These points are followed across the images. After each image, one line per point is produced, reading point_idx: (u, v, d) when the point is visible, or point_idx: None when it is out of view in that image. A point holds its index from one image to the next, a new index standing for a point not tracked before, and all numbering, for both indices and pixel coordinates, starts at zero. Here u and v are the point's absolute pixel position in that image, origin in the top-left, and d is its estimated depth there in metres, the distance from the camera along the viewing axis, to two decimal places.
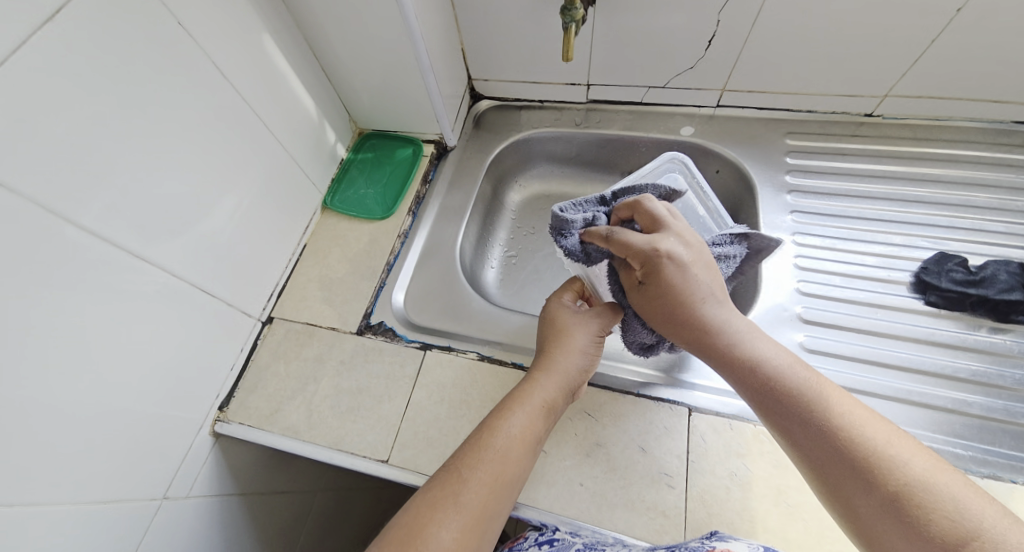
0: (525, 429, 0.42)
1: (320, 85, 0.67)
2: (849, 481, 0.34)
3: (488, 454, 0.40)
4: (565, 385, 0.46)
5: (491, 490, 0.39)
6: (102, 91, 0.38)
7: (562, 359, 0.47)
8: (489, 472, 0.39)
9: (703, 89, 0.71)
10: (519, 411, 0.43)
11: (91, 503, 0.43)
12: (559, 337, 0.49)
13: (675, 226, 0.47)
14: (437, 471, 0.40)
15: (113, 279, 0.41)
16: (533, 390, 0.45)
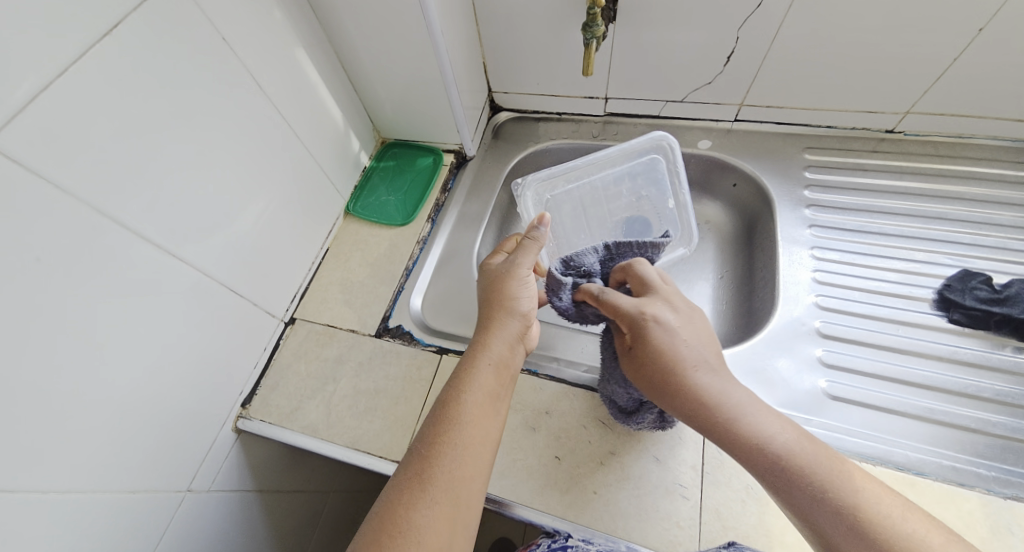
0: (480, 392, 0.44)
1: (347, 95, 0.69)
2: (861, 542, 0.33)
3: (453, 424, 0.42)
4: (511, 341, 0.49)
5: (460, 456, 0.41)
6: (149, 99, 0.41)
7: (505, 322, 0.49)
8: (455, 443, 0.41)
9: (721, 104, 0.72)
10: (472, 378, 0.45)
11: (120, 491, 0.44)
12: (496, 299, 0.50)
13: (663, 289, 0.49)
14: (409, 456, 0.42)
15: (150, 276, 0.44)
16: (483, 355, 0.47)
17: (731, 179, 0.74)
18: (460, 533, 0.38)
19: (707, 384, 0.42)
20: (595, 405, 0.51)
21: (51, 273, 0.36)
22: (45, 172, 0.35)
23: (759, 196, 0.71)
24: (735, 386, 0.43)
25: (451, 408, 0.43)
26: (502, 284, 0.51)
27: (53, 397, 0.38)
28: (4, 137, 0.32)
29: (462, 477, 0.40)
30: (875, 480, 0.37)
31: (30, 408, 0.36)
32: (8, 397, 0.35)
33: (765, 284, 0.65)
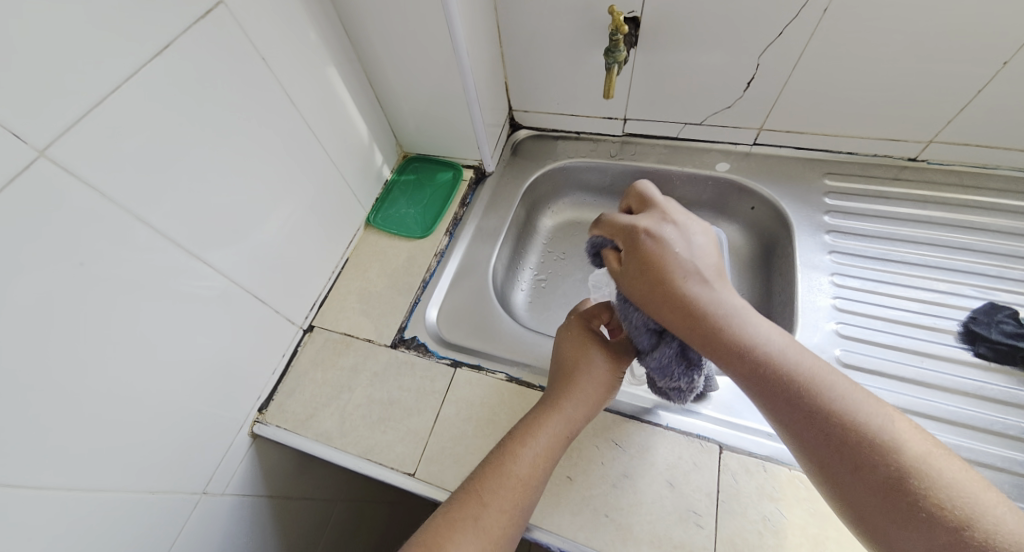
0: (543, 453, 0.44)
1: (373, 111, 0.71)
2: (838, 438, 0.36)
3: (507, 479, 0.42)
4: (586, 412, 0.47)
5: (507, 513, 0.41)
6: (193, 117, 0.43)
7: (588, 385, 0.48)
8: (505, 501, 0.42)
9: (740, 128, 0.72)
10: (540, 436, 0.45)
11: (139, 492, 0.46)
12: (587, 363, 0.49)
13: (664, 206, 0.52)
14: (455, 491, 0.43)
15: (180, 282, 0.45)
16: (555, 416, 0.46)
17: (749, 202, 0.73)
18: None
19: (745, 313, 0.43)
20: (609, 426, 0.51)
21: (91, 278, 0.38)
22: (95, 183, 0.37)
23: (777, 219, 0.70)
24: (726, 291, 0.45)
25: (512, 461, 0.43)
26: (592, 355, 0.50)
27: (86, 397, 0.39)
28: (57, 151, 0.34)
29: (503, 531, 0.41)
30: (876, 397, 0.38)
31: (65, 405, 0.38)
32: (44, 396, 0.37)
33: (786, 308, 0.64)
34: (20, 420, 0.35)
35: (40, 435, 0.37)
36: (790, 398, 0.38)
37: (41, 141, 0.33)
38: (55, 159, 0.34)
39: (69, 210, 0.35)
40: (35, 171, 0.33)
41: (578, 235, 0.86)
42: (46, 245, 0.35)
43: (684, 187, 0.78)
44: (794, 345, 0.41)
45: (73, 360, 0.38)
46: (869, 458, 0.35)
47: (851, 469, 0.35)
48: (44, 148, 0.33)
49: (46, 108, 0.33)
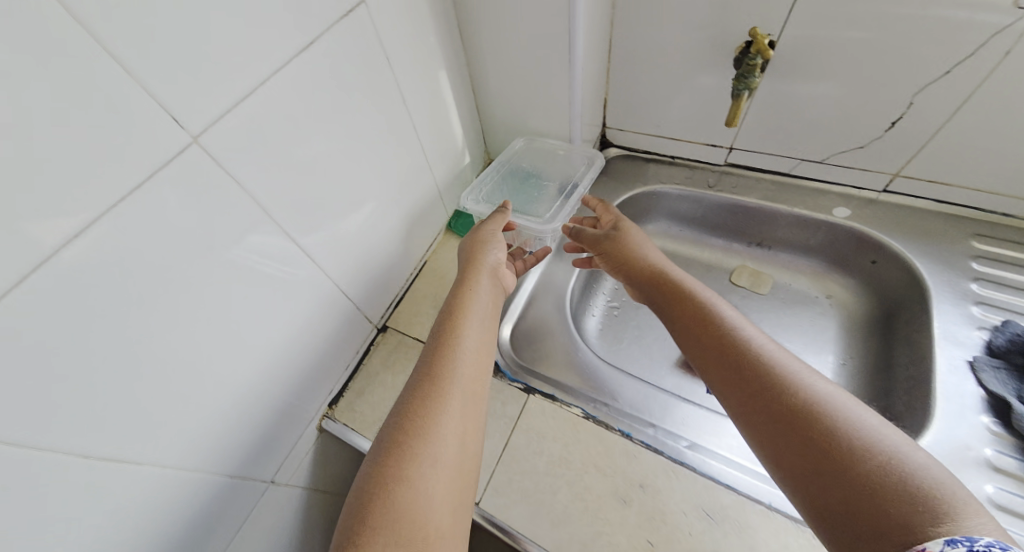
0: (471, 343, 0.49)
1: (470, 115, 0.71)
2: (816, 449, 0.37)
3: (446, 373, 0.45)
4: (489, 292, 0.56)
5: (461, 410, 0.44)
6: (322, 113, 0.44)
7: (474, 275, 0.56)
8: (447, 396, 0.44)
9: (870, 171, 0.66)
10: (448, 365, 0.46)
11: (224, 478, 0.46)
12: (473, 257, 0.58)
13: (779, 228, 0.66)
14: (394, 411, 0.43)
15: (288, 276, 0.46)
16: (466, 308, 0.52)
17: (871, 255, 0.68)
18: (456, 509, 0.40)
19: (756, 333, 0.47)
20: (699, 492, 0.49)
21: (222, 267, 0.39)
22: (234, 171, 0.37)
23: (906, 278, 0.64)
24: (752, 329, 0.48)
25: (444, 358, 0.47)
26: (477, 251, 0.59)
27: (205, 379, 0.40)
28: (207, 135, 0.35)
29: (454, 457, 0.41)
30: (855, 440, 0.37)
31: (182, 387, 0.39)
32: (166, 375, 0.37)
33: (915, 386, 0.58)
34: (143, 397, 0.36)
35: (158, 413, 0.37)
36: (772, 420, 0.40)
37: (195, 126, 0.34)
38: (204, 145, 0.35)
39: (213, 197, 0.36)
40: (187, 156, 0.34)
41: None
42: (187, 230, 0.35)
43: (791, 228, 0.73)
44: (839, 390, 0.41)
45: (196, 345, 0.39)
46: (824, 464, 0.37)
47: (806, 468, 0.37)
48: (197, 134, 0.34)
49: (207, 96, 0.34)
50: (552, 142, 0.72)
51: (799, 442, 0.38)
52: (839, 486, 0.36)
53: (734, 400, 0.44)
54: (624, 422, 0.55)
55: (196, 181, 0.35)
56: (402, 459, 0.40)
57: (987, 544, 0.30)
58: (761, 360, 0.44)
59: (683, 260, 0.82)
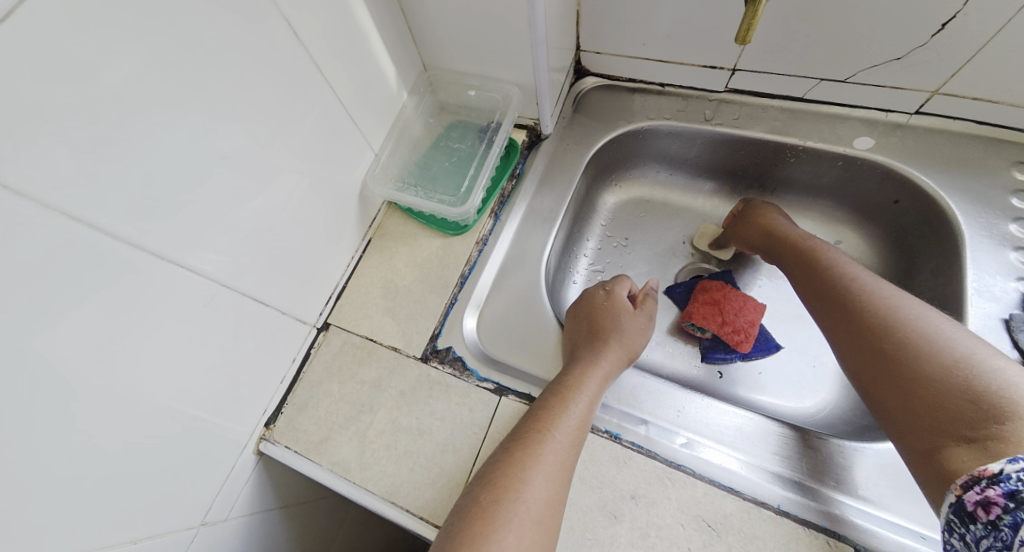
0: (589, 404, 0.43)
1: (403, 48, 0.55)
2: (916, 371, 0.38)
3: (557, 436, 0.39)
4: (620, 352, 0.50)
5: (556, 471, 0.38)
6: (142, 61, 0.30)
7: (615, 333, 0.51)
8: (547, 459, 0.38)
9: (901, 89, 0.54)
10: (576, 395, 0.43)
11: (121, 543, 0.37)
12: (604, 316, 0.52)
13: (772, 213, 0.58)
14: (475, 489, 0.37)
15: (146, 290, 0.34)
16: (592, 366, 0.46)
17: (892, 195, 0.58)
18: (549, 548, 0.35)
19: (892, 286, 0.45)
20: (699, 498, 0.41)
21: (4, 308, 0.27)
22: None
23: (932, 221, 0.55)
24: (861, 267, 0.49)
25: (550, 421, 0.40)
26: (602, 313, 0.53)
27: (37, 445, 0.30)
28: None
29: (556, 484, 0.37)
30: (926, 348, 0.38)
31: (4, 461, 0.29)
32: None
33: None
34: None
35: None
36: (878, 352, 0.41)
37: None
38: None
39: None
40: None
41: (646, 218, 0.71)
42: None
43: (801, 164, 0.62)
44: (890, 301, 0.43)
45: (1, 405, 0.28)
46: (940, 392, 0.36)
47: (915, 397, 0.37)
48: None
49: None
50: (492, 94, 0.60)
51: (910, 387, 0.37)
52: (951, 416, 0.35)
53: (845, 340, 0.44)
54: (613, 421, 0.46)
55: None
56: (495, 494, 0.36)
57: None
58: (862, 291, 0.45)
59: (674, 211, 0.71)
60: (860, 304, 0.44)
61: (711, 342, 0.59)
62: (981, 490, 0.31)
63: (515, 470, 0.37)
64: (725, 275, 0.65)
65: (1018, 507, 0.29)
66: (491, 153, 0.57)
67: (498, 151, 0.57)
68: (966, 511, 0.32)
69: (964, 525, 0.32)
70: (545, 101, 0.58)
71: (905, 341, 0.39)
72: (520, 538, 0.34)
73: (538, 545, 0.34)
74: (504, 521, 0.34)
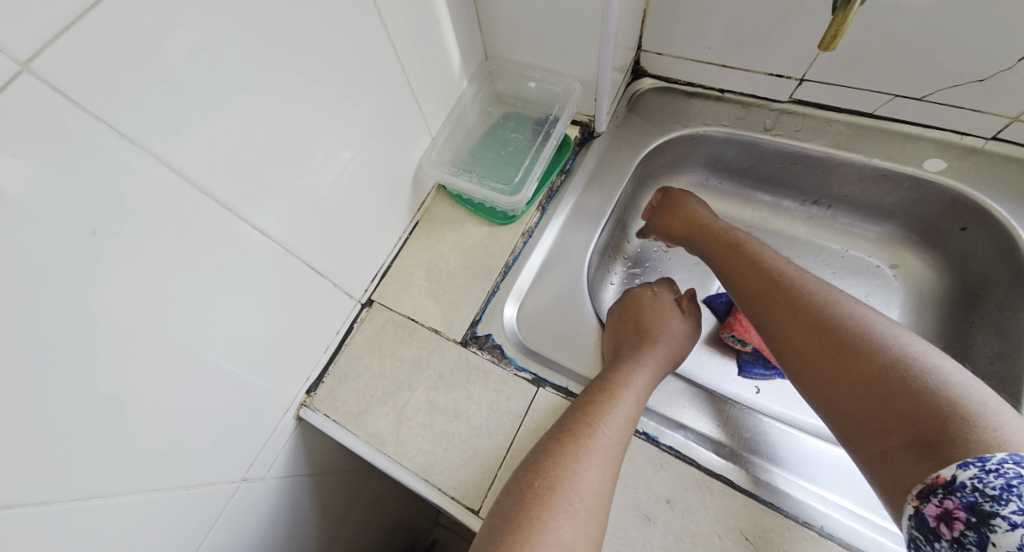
0: (637, 401, 0.43)
1: (469, 35, 0.56)
2: (851, 366, 0.37)
3: (607, 430, 0.39)
4: (667, 352, 0.50)
5: (607, 464, 0.38)
6: (241, 28, 0.31)
7: (661, 332, 0.51)
8: (599, 451, 0.38)
9: (980, 113, 0.52)
10: (624, 392, 0.43)
11: (172, 488, 0.39)
12: (648, 315, 0.53)
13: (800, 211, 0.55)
14: (524, 476, 0.37)
15: (219, 249, 0.36)
16: (639, 365, 0.46)
17: (959, 221, 0.56)
18: (600, 541, 0.35)
19: (830, 286, 0.44)
20: (734, 508, 0.41)
21: (99, 251, 0.28)
22: (92, 109, 0.26)
23: (1001, 252, 0.52)
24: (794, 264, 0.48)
25: (600, 414, 0.40)
26: (645, 312, 0.53)
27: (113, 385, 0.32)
28: (50, 65, 0.24)
29: (606, 478, 0.37)
30: (863, 343, 0.38)
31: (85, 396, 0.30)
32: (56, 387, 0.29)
33: (1004, 385, 0.48)
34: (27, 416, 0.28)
35: (53, 435, 0.30)
36: (809, 346, 0.41)
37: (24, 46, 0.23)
38: (38, 74, 0.23)
39: (63, 154, 0.25)
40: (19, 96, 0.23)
41: None
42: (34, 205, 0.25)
43: (862, 182, 0.60)
44: (834, 300, 0.42)
45: (88, 343, 0.30)
46: (885, 389, 0.35)
47: (857, 393, 0.36)
48: (27, 60, 0.23)
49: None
50: (552, 87, 0.60)
51: (851, 383, 0.37)
52: (898, 416, 0.33)
53: (778, 336, 0.44)
54: (650, 422, 0.46)
55: (31, 129, 0.24)
56: (548, 482, 0.36)
57: (1000, 462, 0.28)
58: (802, 287, 0.45)
59: None
60: (799, 298, 0.44)
61: (750, 356, 0.57)
62: (940, 502, 0.30)
63: (567, 461, 0.37)
64: None
65: (979, 520, 0.28)
66: (548, 146, 0.57)
67: (554, 144, 0.57)
68: (930, 527, 0.30)
69: (928, 543, 0.30)
70: (605, 98, 0.58)
71: (851, 336, 0.39)
72: (575, 528, 0.34)
73: (591, 536, 0.34)
74: (559, 510, 0.34)
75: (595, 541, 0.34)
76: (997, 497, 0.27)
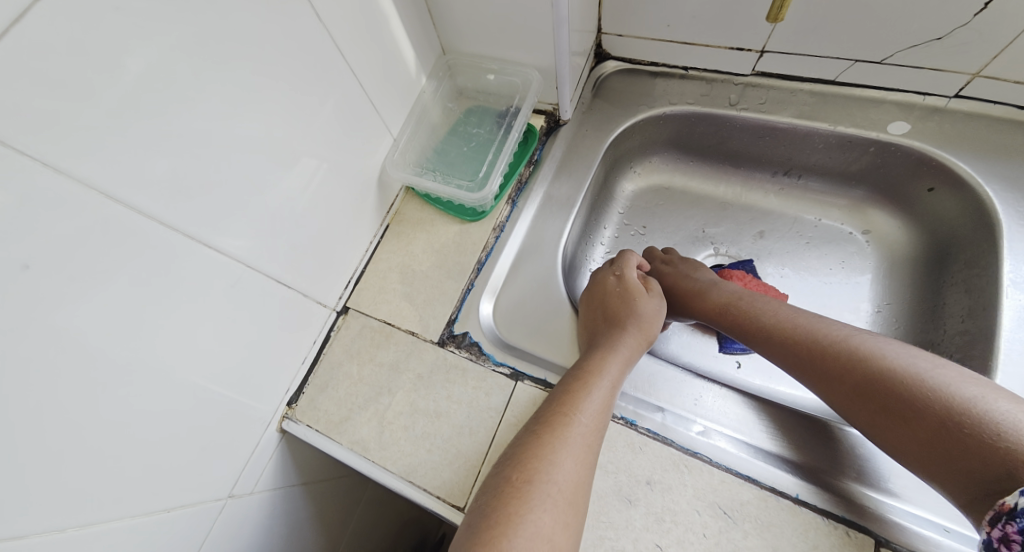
0: (610, 388, 0.43)
1: (422, 31, 0.55)
2: (881, 397, 0.38)
3: (581, 420, 0.40)
4: (638, 336, 0.49)
5: (583, 453, 0.38)
6: (170, 45, 0.30)
7: (631, 316, 0.51)
8: (575, 441, 0.38)
9: (940, 72, 0.52)
10: (599, 379, 0.43)
11: (155, 511, 0.39)
12: (618, 300, 0.52)
13: None
14: (502, 471, 0.37)
15: (176, 271, 0.35)
16: (611, 352, 0.46)
17: (926, 182, 0.56)
18: (580, 530, 0.35)
19: (816, 315, 0.46)
20: (714, 485, 0.41)
21: (45, 285, 0.28)
22: (16, 143, 0.25)
23: (968, 209, 0.53)
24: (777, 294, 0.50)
25: (573, 405, 0.40)
26: (614, 297, 0.52)
27: (79, 415, 0.32)
28: None
29: (584, 466, 0.37)
30: (875, 374, 0.39)
31: (49, 429, 0.30)
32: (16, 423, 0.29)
33: (975, 342, 0.48)
34: None
35: (20, 469, 0.30)
36: (834, 382, 0.41)
37: None
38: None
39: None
40: None
41: (665, 205, 0.70)
42: None
43: (829, 150, 0.60)
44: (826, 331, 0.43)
45: (46, 377, 0.30)
46: (918, 415, 0.36)
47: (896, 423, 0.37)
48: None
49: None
50: (512, 78, 0.59)
51: (868, 400, 0.39)
52: (942, 440, 0.34)
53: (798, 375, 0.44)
54: (629, 408, 0.46)
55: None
56: (525, 474, 0.36)
57: None
58: (795, 323, 0.46)
59: (695, 199, 0.70)
60: (797, 335, 0.45)
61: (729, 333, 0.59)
62: (1000, 527, 0.29)
63: (544, 453, 0.37)
64: (745, 264, 0.63)
65: None
66: (511, 138, 0.56)
67: (517, 136, 0.56)
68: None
69: None
70: (566, 86, 0.57)
71: (862, 367, 0.40)
72: (554, 519, 0.33)
73: (571, 526, 0.34)
74: (538, 502, 0.34)
75: (574, 531, 0.34)
76: None
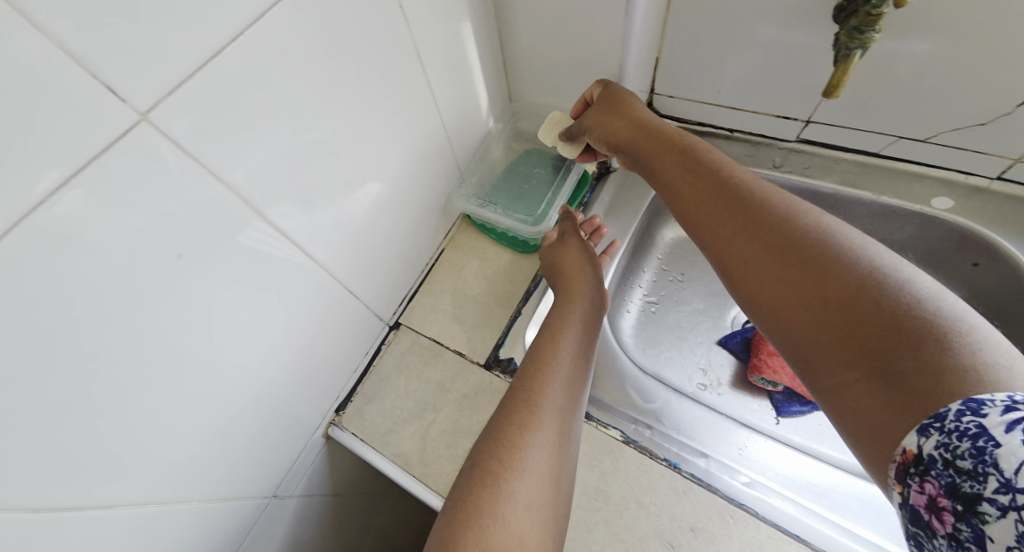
0: (568, 371, 0.45)
1: (496, 78, 0.60)
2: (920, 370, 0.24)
3: (548, 403, 0.41)
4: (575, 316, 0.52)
5: (554, 435, 0.40)
6: (310, 82, 0.35)
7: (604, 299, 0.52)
8: (543, 425, 0.40)
9: (983, 154, 0.54)
10: (554, 363, 0.45)
11: (211, 500, 0.41)
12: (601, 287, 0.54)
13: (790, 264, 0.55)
14: (478, 457, 0.39)
15: (271, 276, 0.39)
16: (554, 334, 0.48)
17: (970, 257, 0.58)
18: (557, 513, 0.37)
19: (874, 265, 0.29)
20: (757, 536, 0.42)
21: (179, 281, 0.32)
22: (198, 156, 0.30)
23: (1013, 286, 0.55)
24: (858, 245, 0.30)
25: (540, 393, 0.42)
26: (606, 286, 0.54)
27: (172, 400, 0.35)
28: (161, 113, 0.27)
29: (557, 451, 0.39)
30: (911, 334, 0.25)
31: (149, 410, 0.33)
32: (126, 402, 0.31)
33: None
34: (102, 427, 0.31)
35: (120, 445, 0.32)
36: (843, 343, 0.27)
37: (143, 101, 0.26)
38: (158, 125, 0.27)
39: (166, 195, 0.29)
40: (134, 140, 0.26)
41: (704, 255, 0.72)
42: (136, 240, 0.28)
43: (871, 217, 0.62)
44: (870, 283, 0.28)
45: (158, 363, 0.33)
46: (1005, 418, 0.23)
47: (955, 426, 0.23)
48: (146, 110, 0.26)
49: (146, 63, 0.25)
50: None
51: (780, 266, 0.32)
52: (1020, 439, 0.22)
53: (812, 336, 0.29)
54: (672, 450, 0.47)
55: (143, 174, 0.27)
56: (497, 458, 0.38)
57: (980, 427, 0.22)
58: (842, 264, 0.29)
59: None
60: (842, 287, 0.29)
61: (783, 396, 0.59)
62: (920, 487, 0.24)
63: (516, 438, 0.39)
64: None
65: (967, 509, 0.22)
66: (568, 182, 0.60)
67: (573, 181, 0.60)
68: (923, 522, 0.24)
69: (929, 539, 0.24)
70: None
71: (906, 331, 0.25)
72: (525, 501, 0.36)
73: (541, 506, 0.36)
74: (510, 485, 0.36)
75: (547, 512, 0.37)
76: (975, 473, 0.22)
